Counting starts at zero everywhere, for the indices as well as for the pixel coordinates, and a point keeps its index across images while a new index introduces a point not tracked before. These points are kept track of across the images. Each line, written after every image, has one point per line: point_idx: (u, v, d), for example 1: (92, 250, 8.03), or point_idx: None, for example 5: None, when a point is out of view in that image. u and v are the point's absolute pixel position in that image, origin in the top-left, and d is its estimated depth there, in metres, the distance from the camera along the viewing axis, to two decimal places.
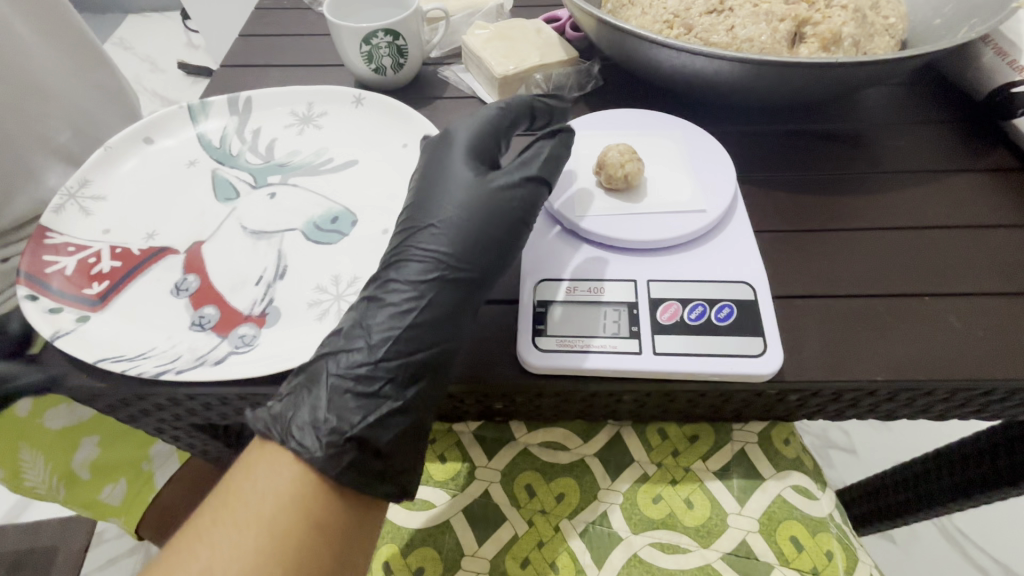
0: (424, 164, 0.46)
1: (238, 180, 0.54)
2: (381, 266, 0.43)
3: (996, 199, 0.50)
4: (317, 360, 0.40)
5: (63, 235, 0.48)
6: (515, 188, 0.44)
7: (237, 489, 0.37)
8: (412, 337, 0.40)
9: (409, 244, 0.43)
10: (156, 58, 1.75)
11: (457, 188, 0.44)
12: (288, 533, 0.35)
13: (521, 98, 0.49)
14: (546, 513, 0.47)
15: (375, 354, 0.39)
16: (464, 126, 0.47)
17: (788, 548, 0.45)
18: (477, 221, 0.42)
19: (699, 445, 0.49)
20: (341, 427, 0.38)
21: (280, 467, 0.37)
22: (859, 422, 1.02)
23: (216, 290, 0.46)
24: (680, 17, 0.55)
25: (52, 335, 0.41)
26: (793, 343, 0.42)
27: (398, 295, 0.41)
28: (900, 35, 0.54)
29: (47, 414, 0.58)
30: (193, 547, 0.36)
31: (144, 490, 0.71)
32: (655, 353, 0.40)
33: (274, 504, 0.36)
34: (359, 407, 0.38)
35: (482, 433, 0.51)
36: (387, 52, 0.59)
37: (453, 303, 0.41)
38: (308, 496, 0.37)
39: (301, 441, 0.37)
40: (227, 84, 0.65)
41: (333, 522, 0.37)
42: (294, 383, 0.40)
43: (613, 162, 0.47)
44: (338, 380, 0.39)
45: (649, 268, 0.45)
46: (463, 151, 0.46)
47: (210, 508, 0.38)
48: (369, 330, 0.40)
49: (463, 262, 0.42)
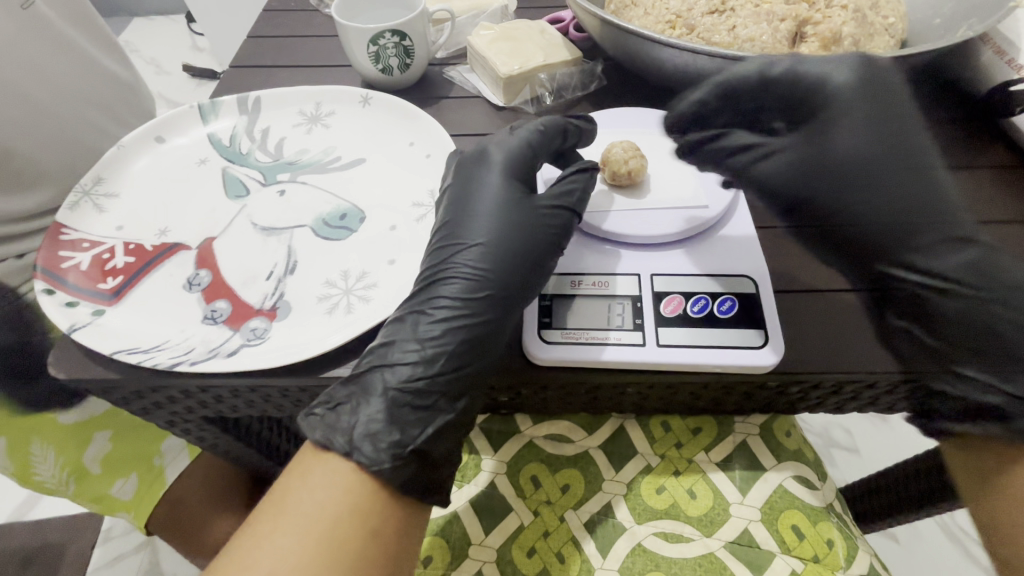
0: (461, 180, 0.48)
1: (248, 177, 0.55)
2: (424, 280, 0.44)
3: (995, 195, 0.51)
4: (370, 372, 0.41)
5: (78, 232, 0.49)
6: (557, 210, 0.46)
7: (294, 497, 0.38)
8: (461, 352, 0.42)
9: (455, 261, 0.44)
10: (161, 61, 1.77)
11: (501, 210, 0.46)
12: (347, 542, 0.37)
13: (553, 116, 0.50)
14: (551, 504, 0.48)
15: (431, 368, 0.41)
16: (501, 146, 0.48)
17: (789, 535, 0.46)
18: (522, 239, 0.44)
19: (702, 437, 0.50)
20: (403, 440, 0.39)
21: (335, 475, 0.38)
22: (861, 421, 1.03)
23: (227, 285, 0.47)
24: (682, 17, 0.56)
25: (69, 328, 0.42)
26: (794, 336, 0.43)
27: (446, 311, 0.43)
28: (899, 34, 0.54)
29: (63, 408, 0.61)
30: (252, 554, 0.36)
31: (155, 485, 0.69)
32: (658, 344, 0.41)
33: (334, 515, 0.37)
34: (417, 421, 0.40)
35: (489, 426, 0.53)
36: (394, 53, 0.60)
37: (499, 320, 0.43)
38: (365, 508, 0.38)
39: (365, 452, 0.38)
40: (236, 84, 0.66)
41: (386, 530, 0.38)
42: (344, 391, 0.40)
43: (614, 167, 0.49)
44: (396, 393, 0.40)
45: (652, 263, 0.46)
46: (501, 171, 0.47)
47: (264, 514, 0.38)
48: (422, 344, 0.42)
49: (507, 279, 0.43)
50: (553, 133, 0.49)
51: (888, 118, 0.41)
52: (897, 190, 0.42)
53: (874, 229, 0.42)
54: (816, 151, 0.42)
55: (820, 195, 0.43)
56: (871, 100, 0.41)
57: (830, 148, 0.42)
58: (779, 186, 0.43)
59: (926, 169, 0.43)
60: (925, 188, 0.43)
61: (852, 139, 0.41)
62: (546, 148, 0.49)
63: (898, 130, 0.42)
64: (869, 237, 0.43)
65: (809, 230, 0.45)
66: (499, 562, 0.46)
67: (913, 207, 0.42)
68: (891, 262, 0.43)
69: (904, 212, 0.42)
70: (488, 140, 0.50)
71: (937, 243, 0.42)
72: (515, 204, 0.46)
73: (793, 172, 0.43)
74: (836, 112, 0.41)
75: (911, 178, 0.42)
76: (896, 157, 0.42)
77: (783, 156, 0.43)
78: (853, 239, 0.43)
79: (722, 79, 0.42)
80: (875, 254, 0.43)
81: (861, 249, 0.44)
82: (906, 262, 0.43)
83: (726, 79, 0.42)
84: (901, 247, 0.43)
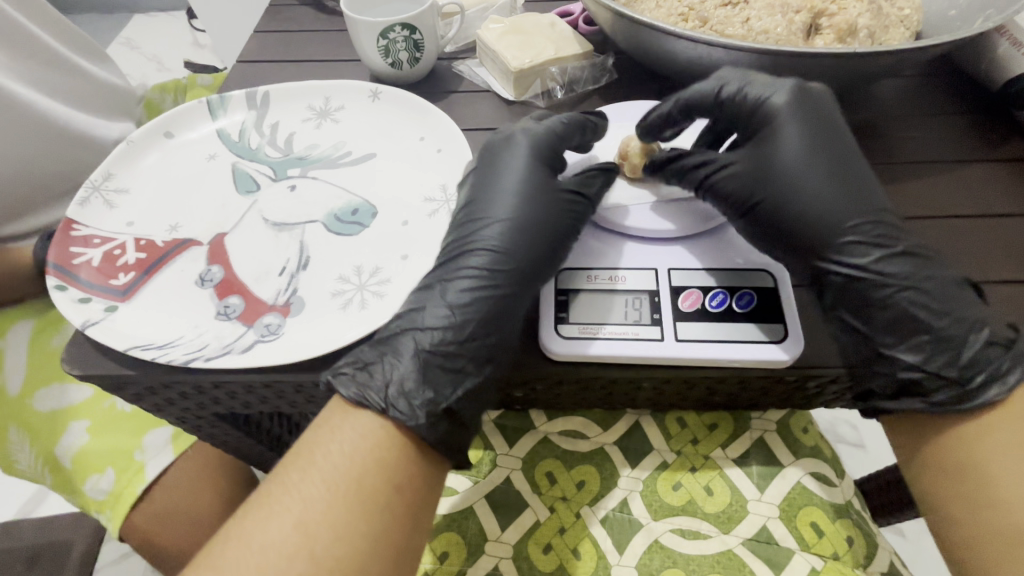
0: (484, 158, 0.49)
1: (258, 173, 0.55)
2: (450, 250, 0.46)
3: (1012, 188, 0.50)
4: (401, 334, 0.41)
5: (89, 227, 0.49)
6: (585, 196, 0.47)
7: (323, 448, 0.38)
8: (487, 320, 0.42)
9: (479, 232, 0.46)
10: (163, 58, 1.77)
11: (524, 187, 0.47)
12: (372, 492, 0.37)
13: (575, 113, 0.52)
14: (567, 500, 0.48)
15: (462, 332, 0.42)
16: (528, 131, 0.49)
17: (808, 533, 0.46)
18: (545, 219, 0.45)
19: (717, 434, 0.50)
20: (436, 399, 0.40)
21: (363, 428, 0.38)
22: (868, 417, 1.02)
23: (240, 280, 0.46)
24: (695, 10, 0.56)
25: (82, 324, 0.42)
26: (814, 331, 0.43)
27: (471, 280, 0.43)
28: (914, 26, 0.54)
29: (41, 395, 0.66)
30: (283, 500, 0.37)
31: (132, 482, 0.63)
32: (677, 339, 0.41)
33: (361, 466, 0.37)
34: (449, 381, 0.41)
35: (502, 422, 0.52)
36: (404, 47, 0.60)
37: (520, 295, 0.43)
38: (391, 461, 0.38)
39: (401, 409, 0.38)
40: (243, 79, 0.66)
41: (410, 487, 0.38)
42: (374, 352, 0.41)
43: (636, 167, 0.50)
44: (428, 355, 0.41)
45: (669, 257, 0.45)
46: (527, 151, 0.49)
47: (292, 464, 0.38)
48: (452, 309, 0.42)
49: (530, 255, 0.44)
50: (574, 126, 0.50)
51: (824, 127, 0.45)
52: (834, 186, 0.43)
53: (810, 220, 0.43)
54: (766, 153, 0.45)
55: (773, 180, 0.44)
56: (803, 103, 0.45)
57: (776, 151, 0.45)
58: (734, 187, 0.45)
59: (862, 163, 0.45)
60: (863, 186, 0.44)
61: (793, 142, 0.45)
62: (568, 142, 0.50)
63: (835, 128, 0.45)
64: (808, 230, 0.43)
65: (762, 224, 0.44)
66: (516, 558, 0.46)
67: (847, 200, 0.43)
68: (826, 251, 0.42)
69: (842, 202, 0.43)
70: (513, 124, 0.51)
71: (863, 238, 0.42)
72: (539, 184, 0.47)
73: (744, 173, 0.45)
74: (777, 117, 0.45)
75: (851, 177, 0.44)
76: (833, 161, 0.44)
77: (737, 162, 0.46)
78: (791, 230, 0.43)
79: (673, 106, 0.47)
80: (818, 246, 0.43)
81: (796, 243, 0.43)
82: (839, 245, 0.42)
83: (692, 92, 0.47)
84: (838, 231, 0.42)
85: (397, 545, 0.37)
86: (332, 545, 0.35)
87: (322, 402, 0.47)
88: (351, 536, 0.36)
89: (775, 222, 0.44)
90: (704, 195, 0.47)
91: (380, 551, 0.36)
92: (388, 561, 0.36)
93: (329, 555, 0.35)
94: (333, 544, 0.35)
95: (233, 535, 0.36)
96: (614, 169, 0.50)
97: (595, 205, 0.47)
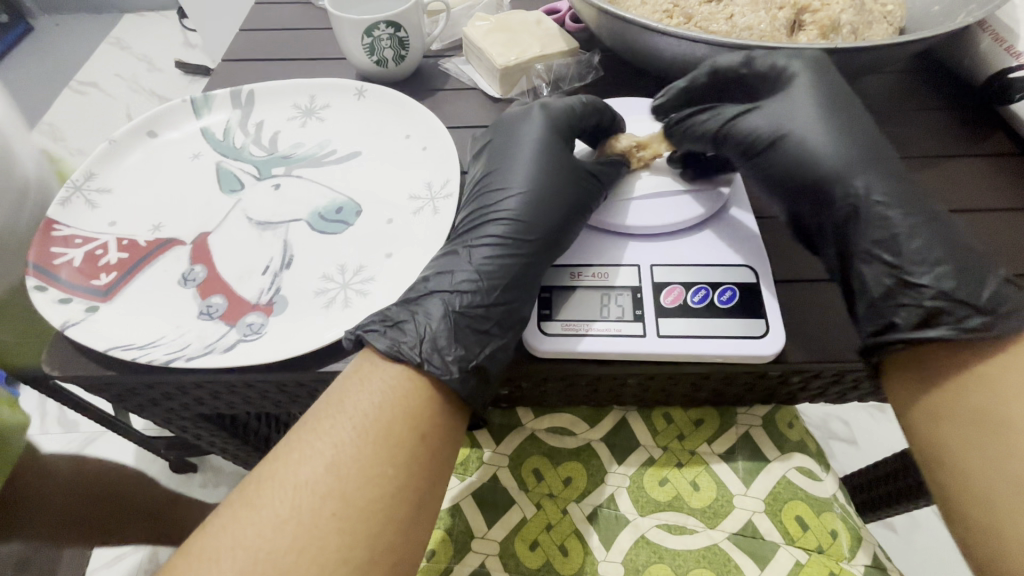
0: (502, 136, 0.51)
1: (242, 172, 0.55)
2: (475, 222, 0.47)
3: (995, 183, 0.50)
4: (429, 296, 0.42)
5: (70, 228, 0.49)
6: (599, 172, 0.48)
7: (352, 397, 0.38)
8: (512, 284, 0.43)
9: (501, 203, 0.47)
10: (153, 57, 1.75)
11: (545, 160, 0.48)
12: (399, 439, 0.37)
13: (593, 98, 0.52)
14: (553, 496, 0.48)
15: (489, 296, 0.42)
16: (546, 105, 0.51)
17: (794, 527, 0.46)
18: (569, 188, 0.46)
19: (703, 429, 0.50)
20: (467, 356, 0.40)
21: (391, 379, 0.38)
22: (859, 414, 1.03)
23: (223, 279, 0.46)
24: (679, 6, 0.56)
25: (61, 326, 0.41)
26: (795, 326, 0.43)
27: (497, 244, 0.45)
28: (898, 22, 0.54)
29: None
30: (312, 447, 0.36)
31: None
32: (659, 335, 0.41)
33: (390, 414, 0.37)
34: (477, 340, 0.41)
35: (488, 420, 0.52)
36: (389, 44, 0.60)
37: (540, 262, 0.45)
38: (418, 410, 0.38)
39: (435, 365, 0.39)
40: (229, 78, 0.66)
41: (436, 436, 0.38)
42: (404, 312, 0.41)
43: (653, 148, 0.50)
44: (457, 315, 0.41)
45: (654, 253, 0.45)
46: (546, 125, 0.50)
47: (316, 413, 0.38)
48: (478, 273, 0.43)
49: (552, 221, 0.45)
50: (594, 107, 0.51)
51: (841, 86, 0.45)
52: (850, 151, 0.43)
53: (822, 162, 0.43)
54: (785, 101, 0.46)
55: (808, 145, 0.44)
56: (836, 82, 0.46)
57: (792, 103, 0.45)
58: (749, 133, 0.46)
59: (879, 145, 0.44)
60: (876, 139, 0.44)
61: (812, 94, 0.45)
62: (585, 124, 0.51)
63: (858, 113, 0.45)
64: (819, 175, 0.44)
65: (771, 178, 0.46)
66: (502, 555, 0.46)
67: (859, 149, 0.43)
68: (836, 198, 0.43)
69: (855, 150, 0.43)
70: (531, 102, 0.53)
71: (877, 184, 0.42)
72: (558, 156, 0.49)
73: (765, 122, 0.46)
74: (797, 75, 0.46)
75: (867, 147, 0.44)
76: (848, 116, 0.45)
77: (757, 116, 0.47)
78: (804, 178, 0.44)
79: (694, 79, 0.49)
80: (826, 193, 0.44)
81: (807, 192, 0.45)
82: (848, 190, 0.43)
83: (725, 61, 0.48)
84: (851, 174, 0.43)
85: (422, 492, 0.37)
86: (362, 488, 0.35)
87: (306, 403, 0.47)
88: (381, 480, 0.36)
89: (787, 168, 0.45)
90: (720, 148, 0.47)
91: (407, 496, 0.36)
92: (415, 506, 0.36)
93: (359, 496, 0.35)
94: (362, 487, 0.35)
95: (261, 485, 0.35)
96: (624, 165, 0.50)
97: (608, 188, 0.48)
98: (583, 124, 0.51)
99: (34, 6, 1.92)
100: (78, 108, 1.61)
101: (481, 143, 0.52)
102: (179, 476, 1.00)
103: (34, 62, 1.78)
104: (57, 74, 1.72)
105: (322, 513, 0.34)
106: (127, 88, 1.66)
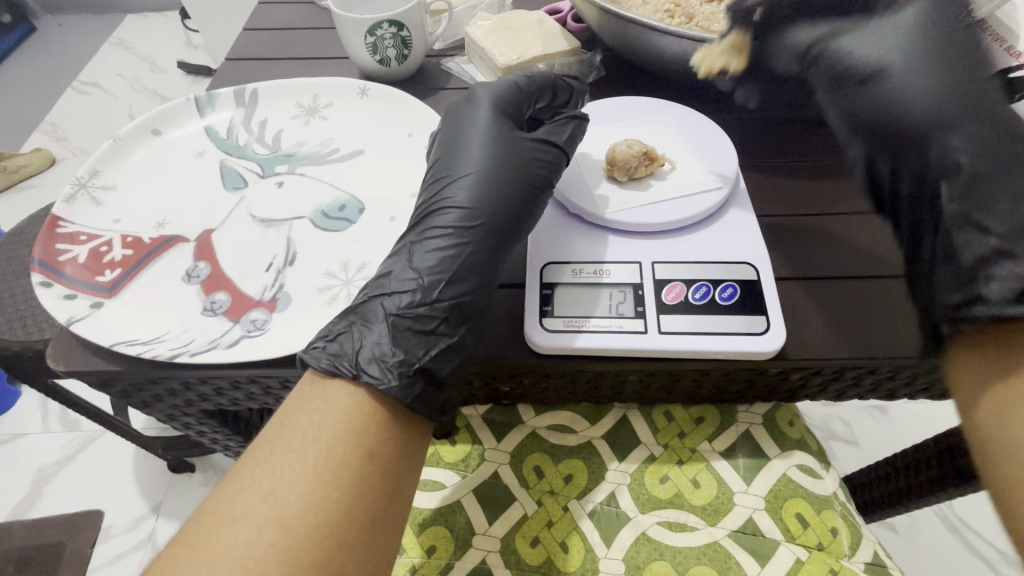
0: (451, 123, 0.50)
1: (246, 170, 0.55)
2: (420, 217, 0.46)
3: None
4: (369, 301, 0.42)
5: (74, 225, 0.49)
6: (543, 152, 0.49)
7: (293, 422, 0.37)
8: (459, 278, 0.43)
9: (442, 198, 0.46)
10: (155, 57, 1.76)
11: (489, 148, 0.48)
12: (342, 459, 0.36)
13: (545, 74, 0.54)
14: (554, 494, 0.48)
15: (430, 294, 0.42)
16: (489, 90, 0.51)
17: (794, 524, 0.46)
18: (511, 179, 0.46)
19: (704, 427, 0.50)
20: (408, 359, 0.39)
21: (334, 399, 0.38)
22: (861, 415, 1.03)
23: (226, 276, 0.46)
24: (681, 7, 0.56)
25: (67, 320, 0.42)
26: (796, 323, 0.43)
27: (444, 238, 0.44)
28: None
29: None
30: (253, 474, 0.36)
31: None
32: (661, 332, 0.41)
33: (331, 434, 0.36)
34: (421, 343, 0.41)
35: (489, 417, 0.53)
36: (392, 43, 0.60)
37: (489, 252, 0.44)
38: (364, 428, 0.37)
39: (372, 373, 0.38)
40: (233, 76, 0.66)
41: (384, 451, 0.37)
42: (344, 323, 0.41)
43: (708, 65, 0.47)
44: (397, 317, 0.41)
45: (653, 251, 0.46)
46: (487, 111, 0.50)
47: (263, 438, 0.37)
48: (419, 271, 0.43)
49: (503, 212, 0.45)
50: (539, 84, 0.53)
51: (949, 30, 0.47)
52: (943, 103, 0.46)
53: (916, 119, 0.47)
54: (893, 38, 0.48)
55: (906, 92, 0.47)
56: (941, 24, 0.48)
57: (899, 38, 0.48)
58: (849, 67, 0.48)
59: (977, 94, 0.46)
60: (975, 94, 0.46)
61: (916, 41, 0.47)
62: (532, 103, 0.53)
63: (960, 61, 0.47)
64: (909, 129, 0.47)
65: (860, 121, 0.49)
66: (503, 551, 0.46)
67: (957, 106, 0.46)
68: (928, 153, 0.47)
69: (952, 106, 0.46)
70: (473, 87, 0.52)
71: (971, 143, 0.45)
72: (507, 139, 0.49)
73: (872, 57, 0.48)
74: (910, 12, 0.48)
75: (962, 98, 0.46)
76: (950, 65, 0.47)
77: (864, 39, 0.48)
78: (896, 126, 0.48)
79: None
80: (916, 147, 0.47)
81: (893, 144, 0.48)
82: (940, 149, 0.46)
83: None
84: (944, 133, 0.46)
85: (372, 512, 0.36)
86: (303, 514, 0.34)
87: None
88: (326, 504, 0.35)
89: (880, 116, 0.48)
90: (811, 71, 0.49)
91: (355, 517, 0.35)
92: (365, 527, 0.36)
93: (301, 522, 0.34)
94: (303, 513, 0.34)
95: (213, 513, 0.35)
96: (579, 121, 0.51)
97: (568, 158, 0.49)
98: (524, 102, 0.52)
99: (37, 6, 1.93)
100: (81, 107, 1.62)
101: (433, 138, 0.52)
102: (179, 475, 1.00)
103: (36, 62, 1.79)
104: (59, 74, 1.73)
105: (262, 545, 0.33)
106: (129, 88, 1.67)
